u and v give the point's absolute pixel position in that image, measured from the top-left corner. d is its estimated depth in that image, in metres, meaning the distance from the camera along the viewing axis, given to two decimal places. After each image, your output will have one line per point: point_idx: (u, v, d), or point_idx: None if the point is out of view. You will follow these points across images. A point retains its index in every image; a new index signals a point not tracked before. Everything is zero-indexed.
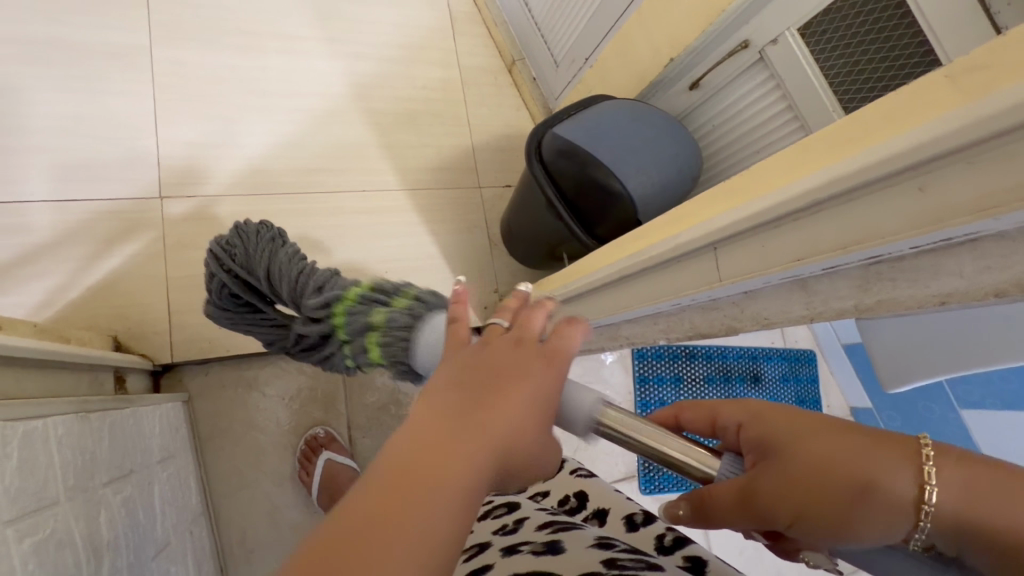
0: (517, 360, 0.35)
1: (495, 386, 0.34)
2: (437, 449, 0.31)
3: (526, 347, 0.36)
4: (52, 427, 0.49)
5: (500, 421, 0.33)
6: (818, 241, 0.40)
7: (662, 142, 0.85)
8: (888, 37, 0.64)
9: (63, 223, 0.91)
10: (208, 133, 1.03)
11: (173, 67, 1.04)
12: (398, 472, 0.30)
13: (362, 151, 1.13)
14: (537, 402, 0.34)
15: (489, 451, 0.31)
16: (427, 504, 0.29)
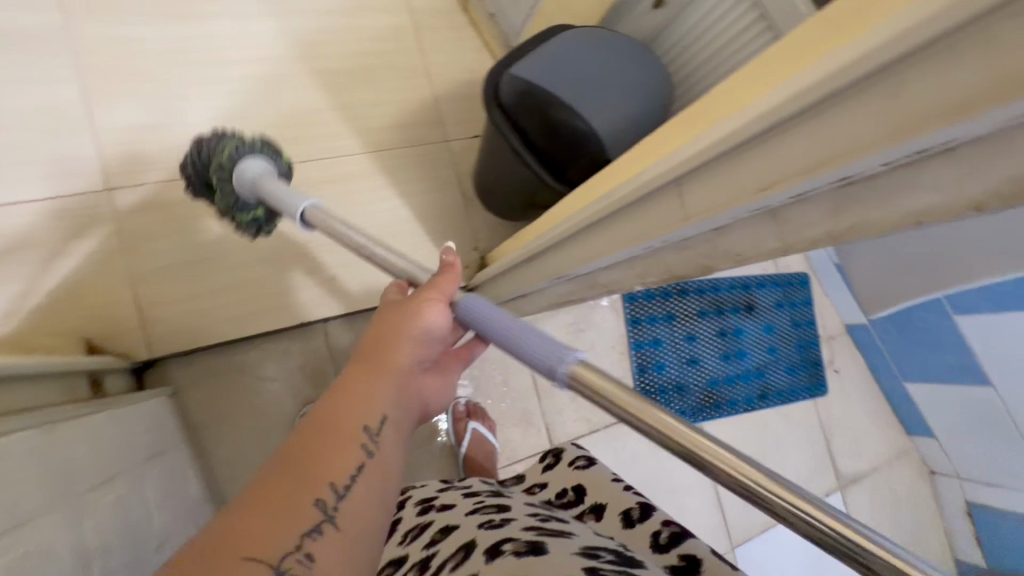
0: (399, 336, 0.53)
1: (386, 346, 0.52)
2: (358, 392, 0.49)
3: (408, 323, 0.54)
4: (12, 444, 0.47)
5: (391, 373, 0.51)
6: (783, 163, 0.37)
7: (628, 73, 0.79)
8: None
9: (8, 226, 0.86)
10: (149, 114, 0.96)
11: (98, 44, 0.96)
12: (321, 419, 0.46)
13: (317, 116, 1.07)
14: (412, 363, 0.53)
15: (392, 392, 0.51)
16: (349, 431, 0.46)
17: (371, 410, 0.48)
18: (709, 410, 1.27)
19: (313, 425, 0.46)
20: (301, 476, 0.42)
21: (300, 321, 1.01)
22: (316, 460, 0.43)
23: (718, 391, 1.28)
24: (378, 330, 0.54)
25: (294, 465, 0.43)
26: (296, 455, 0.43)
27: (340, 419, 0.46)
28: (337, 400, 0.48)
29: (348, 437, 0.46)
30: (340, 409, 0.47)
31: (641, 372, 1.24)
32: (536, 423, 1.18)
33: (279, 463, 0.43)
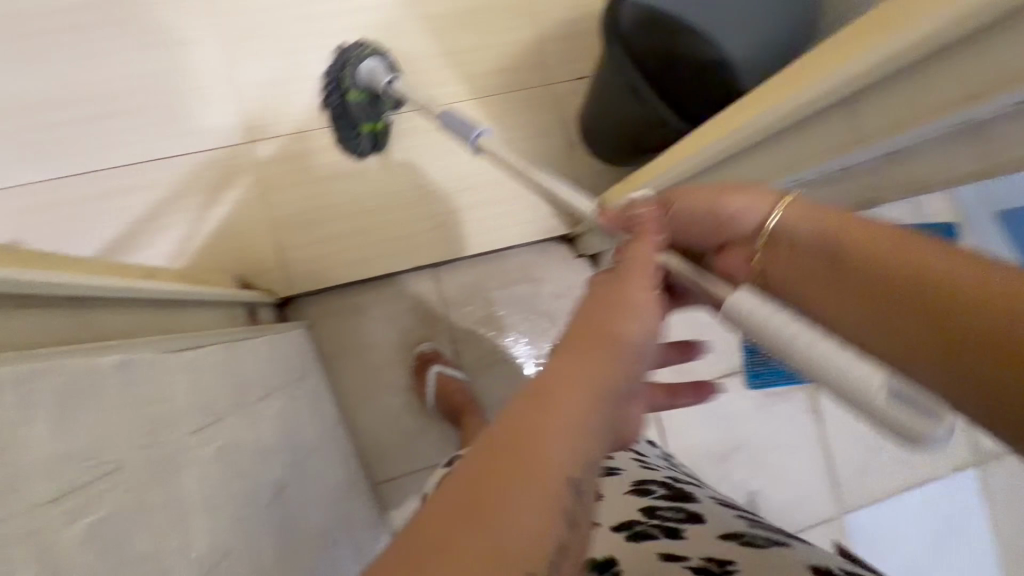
0: (610, 323, 0.39)
1: (601, 335, 0.38)
2: (564, 387, 0.34)
3: (621, 314, 0.40)
4: (207, 354, 0.56)
5: (605, 370, 0.36)
6: (996, 69, 0.32)
7: None
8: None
9: (173, 177, 0.98)
10: (278, 70, 1.03)
11: (232, 1, 1.02)
12: (521, 412, 0.33)
13: (426, 63, 1.08)
14: (626, 363, 0.38)
15: (603, 407, 0.35)
16: (556, 438, 0.32)
17: (581, 420, 0.34)
18: None
19: (509, 415, 0.33)
20: (512, 492, 0.30)
21: (414, 265, 1.07)
22: (518, 468, 0.31)
23: None
24: (581, 319, 0.40)
25: (496, 475, 0.30)
26: (496, 456, 0.31)
27: (547, 411, 0.33)
28: (533, 407, 0.33)
29: (547, 486, 0.31)
30: (548, 406, 0.33)
31: None
32: None
33: (480, 462, 0.31)
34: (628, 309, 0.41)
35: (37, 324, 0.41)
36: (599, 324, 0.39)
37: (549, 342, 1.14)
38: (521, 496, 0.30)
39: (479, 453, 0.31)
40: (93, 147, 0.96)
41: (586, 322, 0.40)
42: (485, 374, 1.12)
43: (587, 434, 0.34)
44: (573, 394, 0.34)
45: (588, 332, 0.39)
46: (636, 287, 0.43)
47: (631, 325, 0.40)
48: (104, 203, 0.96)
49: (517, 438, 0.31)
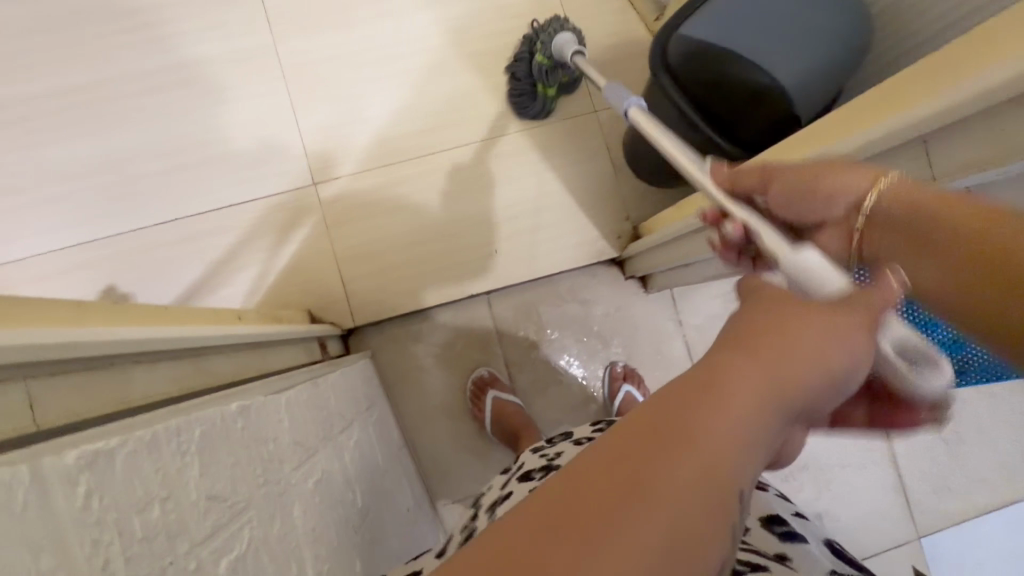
0: (794, 329, 0.36)
1: (784, 343, 0.35)
2: (736, 388, 0.32)
3: (806, 322, 0.37)
4: (298, 393, 0.61)
5: (785, 386, 0.34)
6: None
7: (816, 12, 0.71)
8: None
9: (246, 220, 1.06)
10: (338, 114, 1.10)
11: (295, 57, 1.10)
12: (692, 408, 0.31)
13: (474, 99, 1.13)
14: (812, 383, 0.35)
15: (774, 418, 0.33)
16: (723, 447, 0.30)
17: (750, 428, 0.31)
18: None
19: (669, 402, 0.31)
20: (681, 488, 0.28)
21: (468, 292, 1.11)
22: (688, 469, 0.29)
23: None
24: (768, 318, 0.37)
25: (660, 463, 0.28)
26: (664, 440, 0.29)
27: (722, 414, 0.31)
28: (700, 397, 0.31)
29: (717, 494, 0.29)
30: (722, 406, 0.31)
31: None
32: None
33: (643, 443, 0.29)
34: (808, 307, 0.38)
35: (167, 375, 0.46)
36: (781, 331, 0.36)
37: (602, 363, 1.16)
38: (685, 500, 0.28)
39: (642, 437, 0.29)
40: (178, 199, 1.05)
41: (766, 323, 0.37)
42: (540, 397, 1.14)
43: (757, 451, 0.32)
44: (750, 404, 0.32)
45: (767, 334, 0.36)
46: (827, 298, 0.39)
47: (819, 339, 0.36)
48: (188, 250, 1.04)
49: (682, 428, 0.30)
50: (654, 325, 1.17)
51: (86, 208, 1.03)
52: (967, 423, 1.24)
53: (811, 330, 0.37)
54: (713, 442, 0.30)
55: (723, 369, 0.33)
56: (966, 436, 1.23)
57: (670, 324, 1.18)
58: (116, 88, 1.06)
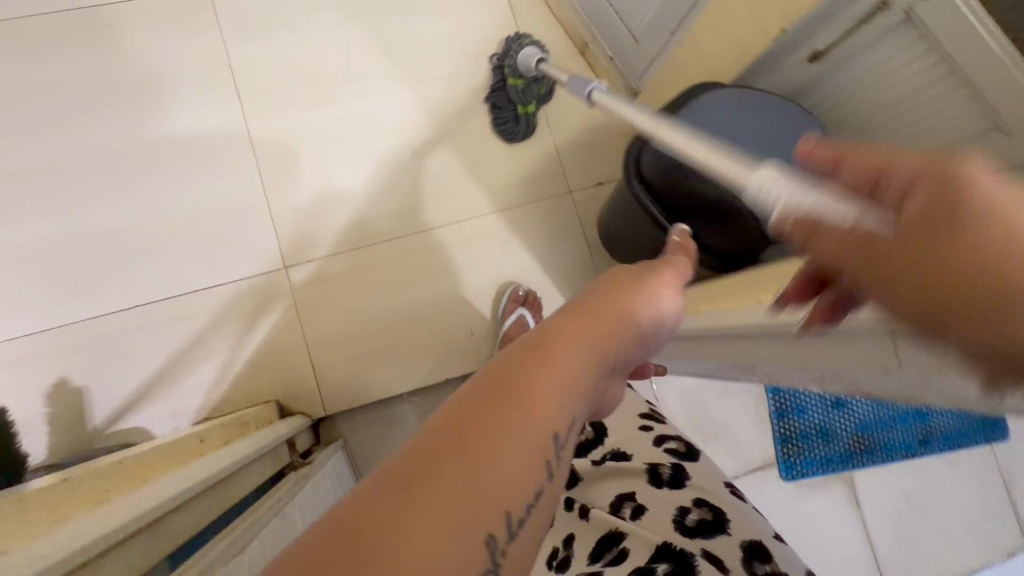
0: (600, 311, 0.43)
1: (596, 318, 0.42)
2: (556, 348, 0.36)
3: (611, 306, 0.44)
4: (266, 540, 0.56)
5: (586, 355, 0.38)
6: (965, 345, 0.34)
7: (781, 145, 0.77)
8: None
9: (212, 307, 1.02)
10: (311, 195, 1.08)
11: (269, 136, 1.08)
12: (499, 384, 0.32)
13: (451, 179, 1.13)
14: (607, 353, 0.40)
15: (592, 372, 0.38)
16: (548, 402, 0.33)
17: (569, 380, 0.35)
18: (858, 456, 1.26)
19: (494, 370, 0.34)
20: (484, 460, 0.29)
21: (444, 376, 1.09)
22: (494, 441, 0.30)
23: (869, 436, 1.26)
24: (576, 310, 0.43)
25: (467, 441, 0.29)
26: (473, 410, 0.31)
27: (527, 386, 0.33)
28: (517, 360, 0.35)
29: (538, 442, 0.32)
30: (528, 379, 0.33)
31: (781, 417, 1.25)
32: None
33: (471, 400, 0.31)
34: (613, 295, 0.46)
35: (122, 564, 0.43)
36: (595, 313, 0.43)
37: None
38: (508, 453, 0.30)
39: (449, 419, 0.30)
40: (141, 283, 1.01)
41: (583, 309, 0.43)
42: None
43: (564, 415, 0.34)
44: (558, 372, 0.35)
45: (583, 317, 0.42)
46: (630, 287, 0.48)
47: (627, 318, 0.44)
48: (150, 338, 1.00)
49: (505, 383, 0.32)
50: None
51: (39, 295, 0.98)
52: (932, 492, 1.27)
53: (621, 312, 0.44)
54: (533, 396, 0.33)
55: (539, 338, 0.37)
56: (933, 505, 1.27)
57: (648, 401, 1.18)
58: (77, 168, 1.01)
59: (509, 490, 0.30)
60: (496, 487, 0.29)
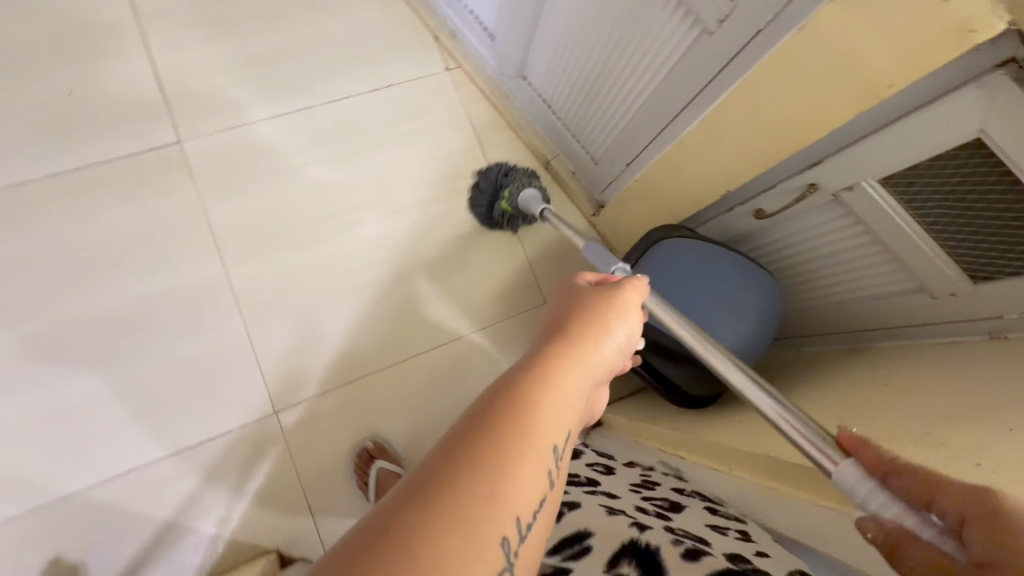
0: (591, 342, 0.55)
1: (582, 346, 0.54)
2: (560, 376, 0.48)
3: (599, 338, 0.56)
4: None
5: (587, 371, 0.52)
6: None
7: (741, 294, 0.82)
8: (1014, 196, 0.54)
9: (206, 461, 1.03)
10: (296, 337, 1.11)
11: (251, 285, 1.11)
12: (537, 387, 0.45)
13: (429, 305, 1.17)
14: (600, 372, 0.54)
15: (583, 398, 0.49)
16: (555, 426, 0.44)
17: (572, 408, 0.47)
18: None
19: (511, 393, 0.44)
20: (531, 444, 0.41)
21: None
22: (536, 429, 0.42)
23: None
24: (578, 330, 0.56)
25: (522, 426, 0.41)
26: (495, 429, 0.41)
27: (557, 392, 0.46)
28: (532, 385, 0.45)
29: (545, 454, 0.42)
30: (551, 392, 0.46)
31: None
32: None
33: (496, 417, 0.42)
34: (602, 325, 0.58)
35: None
36: (584, 343, 0.54)
37: None
38: (524, 469, 0.40)
39: (499, 414, 0.42)
40: (131, 446, 1.02)
41: (571, 337, 0.55)
42: None
43: (572, 419, 0.47)
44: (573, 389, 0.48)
45: (575, 348, 0.53)
46: (612, 317, 0.60)
47: (606, 351, 0.56)
48: (142, 503, 1.00)
49: (521, 408, 0.43)
50: None
51: (27, 474, 0.98)
52: None
53: (604, 343, 0.56)
54: (543, 418, 0.43)
55: (545, 368, 0.48)
56: None
57: None
58: (60, 337, 1.03)
59: (520, 498, 0.39)
60: (512, 497, 0.38)
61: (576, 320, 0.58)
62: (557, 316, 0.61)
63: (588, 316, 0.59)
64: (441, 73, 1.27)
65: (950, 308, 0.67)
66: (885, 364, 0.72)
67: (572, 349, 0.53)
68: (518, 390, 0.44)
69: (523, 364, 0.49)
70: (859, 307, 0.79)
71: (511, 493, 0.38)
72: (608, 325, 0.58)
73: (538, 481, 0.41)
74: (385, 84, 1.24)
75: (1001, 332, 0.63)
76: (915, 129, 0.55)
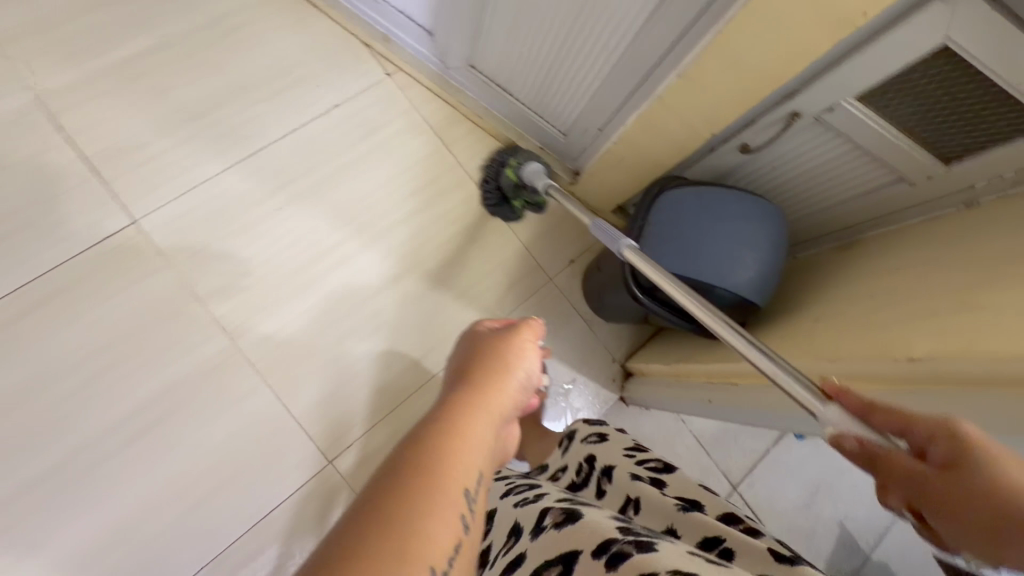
0: (491, 387, 0.64)
1: (483, 392, 0.62)
2: (466, 421, 0.56)
3: (497, 383, 0.65)
4: None
5: (492, 410, 0.60)
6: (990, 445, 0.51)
7: (750, 226, 0.86)
8: (984, 90, 0.62)
9: (279, 531, 1.02)
10: (327, 383, 1.09)
11: (264, 346, 1.07)
12: (450, 431, 0.53)
13: (444, 316, 1.18)
14: (504, 408, 0.63)
15: (490, 436, 0.57)
16: (466, 463, 0.51)
17: (479, 447, 0.54)
18: None
19: (421, 442, 0.51)
20: (444, 479, 0.48)
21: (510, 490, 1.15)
22: (451, 467, 0.50)
23: None
24: (481, 375, 0.66)
25: (433, 470, 0.48)
26: (410, 472, 0.47)
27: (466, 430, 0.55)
28: (439, 431, 0.53)
29: (458, 487, 0.49)
30: (456, 433, 0.53)
31: None
32: (721, 488, 1.29)
33: (410, 461, 0.48)
34: (496, 371, 0.67)
35: None
36: (483, 390, 0.63)
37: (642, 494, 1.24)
38: (437, 504, 0.46)
39: (409, 459, 0.48)
40: (200, 542, 0.98)
41: (474, 385, 0.64)
42: None
43: (482, 457, 0.54)
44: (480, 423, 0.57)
45: (480, 395, 0.62)
46: (507, 363, 0.69)
47: (505, 393, 0.64)
48: None
49: (431, 452, 0.50)
50: (669, 437, 1.29)
51: None
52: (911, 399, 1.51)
53: (502, 386, 0.65)
54: (451, 458, 0.50)
55: (450, 417, 0.56)
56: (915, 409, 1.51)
57: (681, 429, 1.31)
58: (79, 465, 0.95)
59: (441, 532, 0.44)
60: (431, 532, 0.44)
61: (472, 372, 0.67)
62: (452, 374, 0.70)
63: (484, 365, 0.68)
64: (384, 81, 1.23)
65: (930, 190, 0.76)
66: (886, 253, 0.80)
67: (478, 396, 0.61)
68: (427, 438, 0.51)
69: (429, 418, 0.56)
70: (854, 205, 0.87)
71: (428, 521, 0.44)
72: (504, 369, 0.68)
73: (455, 514, 0.47)
74: (330, 106, 1.19)
75: (976, 199, 0.72)
76: (894, 43, 0.61)
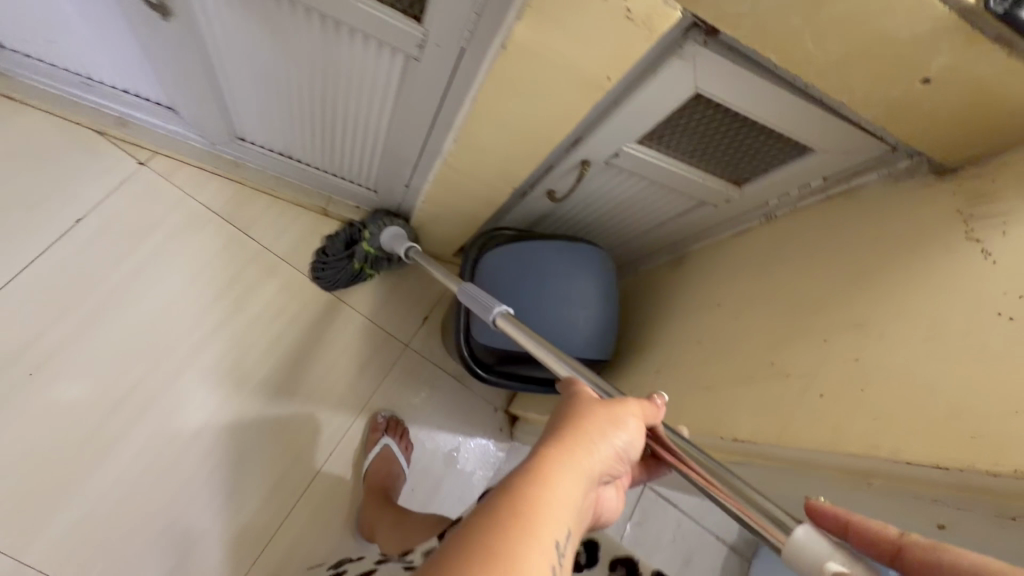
0: (553, 500, 0.34)
1: (534, 514, 0.33)
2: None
3: (565, 488, 0.36)
4: None
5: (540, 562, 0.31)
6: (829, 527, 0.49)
7: (578, 279, 0.80)
8: (746, 124, 0.58)
9: None
10: (164, 558, 0.89)
11: (62, 545, 0.84)
12: None
13: (295, 425, 1.03)
14: (563, 548, 0.34)
15: None
16: None
17: None
18: None
19: None
20: None
21: None
22: None
23: None
24: (545, 457, 0.37)
25: None
26: None
27: (591, 443, 0.39)
28: None
29: None
30: None
31: None
32: (628, 496, 1.27)
33: None
34: (568, 461, 0.37)
35: None
36: (547, 504, 0.34)
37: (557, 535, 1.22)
38: None
39: None
40: None
41: (542, 479, 0.35)
42: None
43: None
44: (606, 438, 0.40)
45: (535, 518, 0.33)
46: (592, 433, 0.40)
47: (572, 514, 0.35)
48: None
49: None
50: None
51: None
52: None
53: (571, 494, 0.36)
54: None
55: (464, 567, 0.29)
56: None
57: None
58: None
59: None
60: None
61: (569, 433, 0.39)
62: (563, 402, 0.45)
63: (569, 430, 0.40)
64: (138, 172, 1.00)
65: (729, 209, 0.74)
66: (704, 276, 0.79)
67: (532, 521, 0.33)
68: None
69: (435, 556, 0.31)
70: (669, 229, 0.84)
71: None
72: (587, 449, 0.39)
73: None
74: (73, 220, 0.95)
75: (773, 213, 0.71)
76: (648, 97, 0.55)
